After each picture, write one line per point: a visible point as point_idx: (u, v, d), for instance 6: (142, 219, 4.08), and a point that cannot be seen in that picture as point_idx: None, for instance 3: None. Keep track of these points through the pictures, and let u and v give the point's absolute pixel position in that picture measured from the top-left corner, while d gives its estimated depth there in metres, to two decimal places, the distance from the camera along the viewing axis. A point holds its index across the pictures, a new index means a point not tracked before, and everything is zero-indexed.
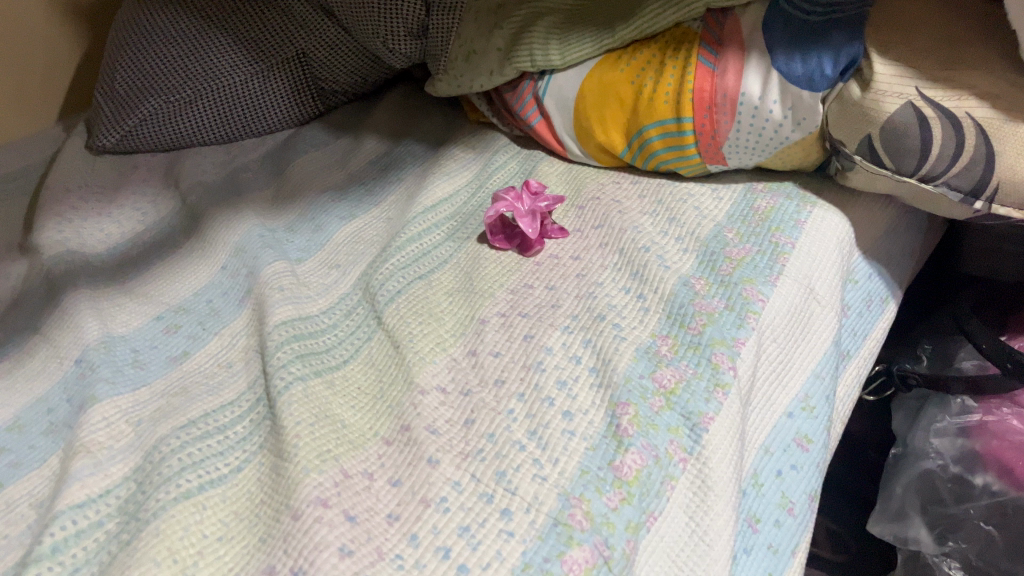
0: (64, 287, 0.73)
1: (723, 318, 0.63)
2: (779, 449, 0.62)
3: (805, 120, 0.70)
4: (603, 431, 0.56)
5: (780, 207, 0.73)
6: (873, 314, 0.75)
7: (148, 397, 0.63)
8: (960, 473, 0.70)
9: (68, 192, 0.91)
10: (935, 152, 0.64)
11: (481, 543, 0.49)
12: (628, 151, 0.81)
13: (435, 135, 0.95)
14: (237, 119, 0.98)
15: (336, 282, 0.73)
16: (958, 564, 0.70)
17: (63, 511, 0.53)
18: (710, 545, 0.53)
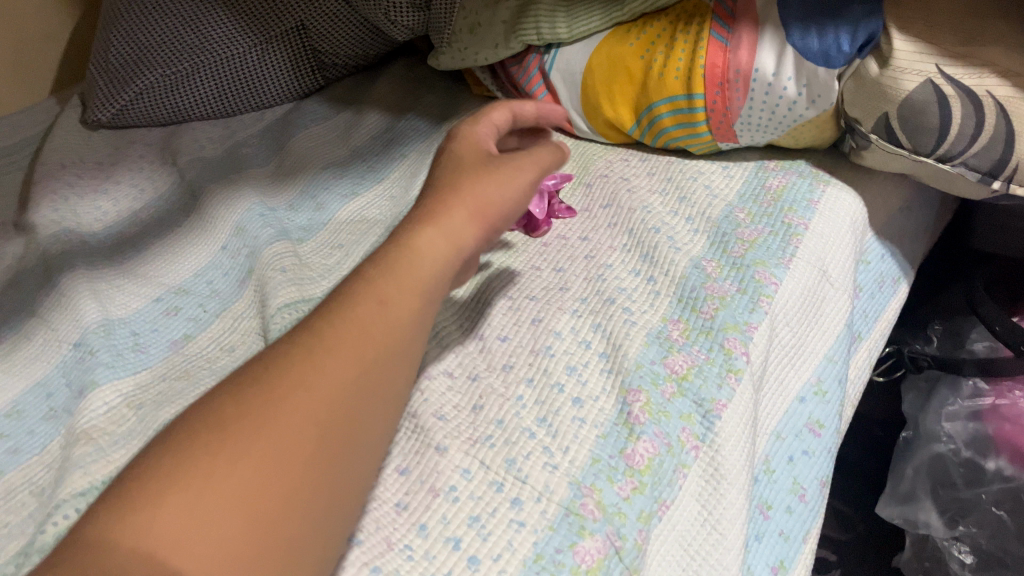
0: (61, 268, 0.72)
1: (735, 302, 0.61)
2: (791, 435, 0.61)
3: (820, 98, 0.68)
4: (613, 418, 0.55)
5: (793, 186, 0.72)
6: (885, 295, 0.73)
7: (150, 380, 0.62)
8: (972, 457, 0.70)
9: (64, 168, 0.89)
10: (954, 132, 0.62)
11: (491, 533, 0.48)
12: (636, 128, 0.79)
13: (438, 109, 0.93)
14: (235, 93, 0.96)
15: (340, 263, 0.71)
16: (967, 548, 0.70)
17: (64, 500, 0.51)
18: (723, 534, 0.52)
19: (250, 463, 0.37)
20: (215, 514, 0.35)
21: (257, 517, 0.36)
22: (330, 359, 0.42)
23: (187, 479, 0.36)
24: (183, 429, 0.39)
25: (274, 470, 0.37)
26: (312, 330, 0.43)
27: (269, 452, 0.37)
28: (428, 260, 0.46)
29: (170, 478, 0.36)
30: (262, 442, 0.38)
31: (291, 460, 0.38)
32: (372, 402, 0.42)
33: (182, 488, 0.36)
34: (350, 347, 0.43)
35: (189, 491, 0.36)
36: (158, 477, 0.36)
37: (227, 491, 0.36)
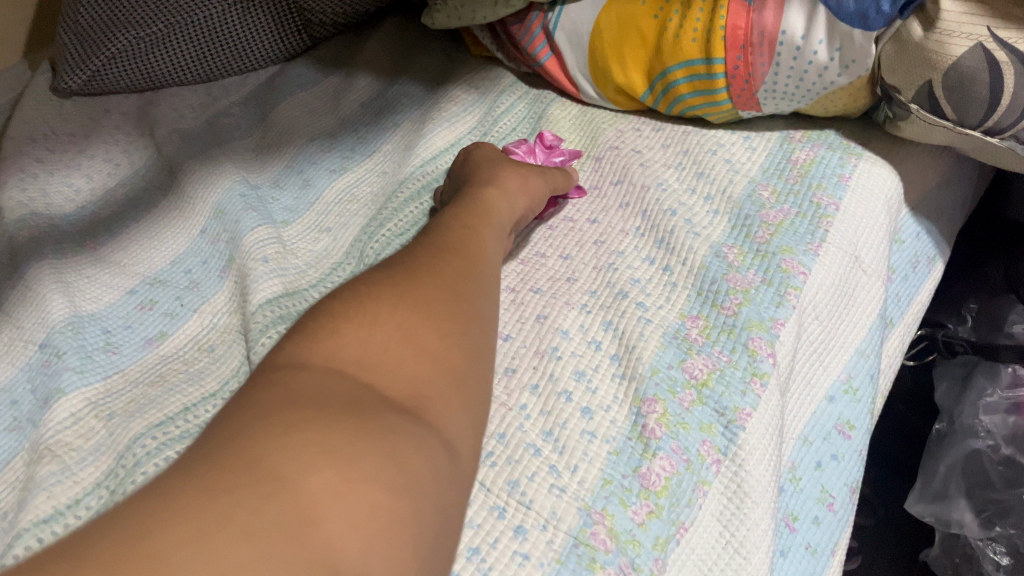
0: (28, 258, 0.67)
1: (760, 295, 0.56)
2: (819, 439, 0.56)
3: (855, 63, 0.61)
4: (626, 432, 0.50)
5: (822, 159, 0.65)
6: (920, 277, 0.67)
7: (121, 386, 0.57)
8: (1013, 454, 0.65)
9: (33, 142, 0.83)
10: (1005, 103, 0.56)
11: (492, 568, 0.44)
12: (649, 95, 0.72)
13: (433, 71, 0.86)
14: (215, 55, 0.89)
15: (328, 249, 0.67)
16: (1004, 550, 0.66)
17: (27, 528, 0.47)
18: (747, 559, 0.47)
19: (395, 337, 0.41)
20: (376, 380, 0.38)
21: (410, 376, 0.39)
22: (444, 271, 0.47)
23: (344, 348, 0.39)
24: (301, 334, 0.41)
25: (419, 346, 0.41)
26: (422, 255, 0.48)
27: (410, 333, 0.41)
28: (489, 247, 0.53)
29: (328, 346, 0.39)
30: (402, 326, 0.41)
31: (427, 331, 0.42)
32: (483, 304, 0.47)
33: (342, 357, 0.39)
34: (456, 270, 0.48)
35: (347, 356, 0.39)
36: (317, 347, 0.39)
37: (381, 362, 0.39)
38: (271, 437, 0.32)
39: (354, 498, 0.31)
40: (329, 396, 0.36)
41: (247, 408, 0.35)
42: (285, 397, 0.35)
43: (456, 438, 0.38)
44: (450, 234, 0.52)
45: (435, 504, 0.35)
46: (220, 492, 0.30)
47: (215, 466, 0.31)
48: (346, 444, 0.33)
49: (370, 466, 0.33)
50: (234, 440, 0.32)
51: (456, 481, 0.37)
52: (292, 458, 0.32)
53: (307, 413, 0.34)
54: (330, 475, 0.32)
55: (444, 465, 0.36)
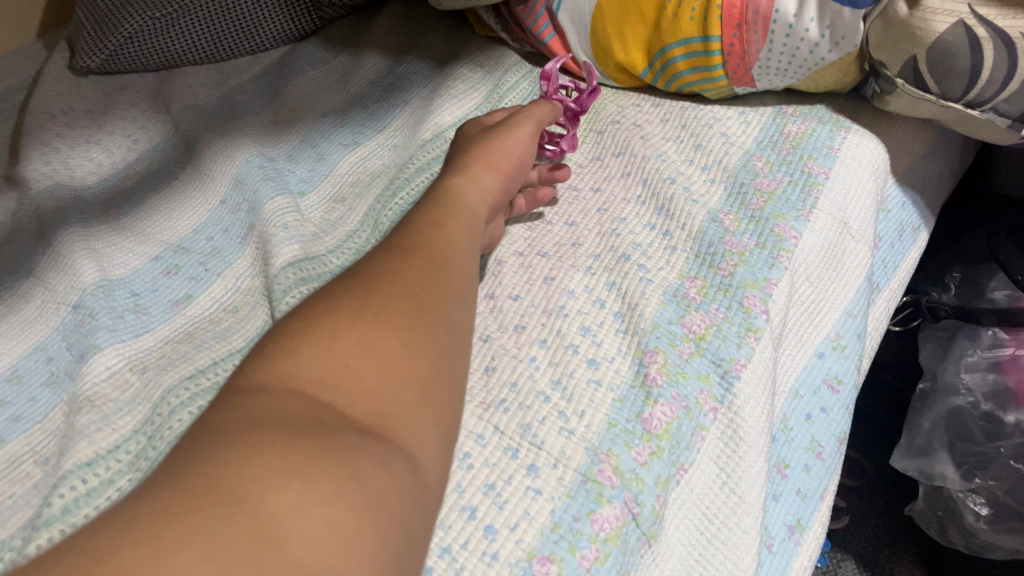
0: (56, 226, 0.70)
1: (754, 257, 0.59)
2: (809, 392, 0.59)
3: (844, 39, 0.64)
4: (630, 380, 0.53)
5: (813, 132, 0.69)
6: (905, 244, 0.71)
7: (152, 344, 0.60)
8: (991, 410, 0.69)
9: (54, 118, 0.86)
10: (985, 76, 0.59)
11: (507, 502, 0.47)
12: (649, 72, 0.76)
13: (439, 50, 0.89)
14: (227, 36, 0.91)
15: (343, 218, 0.70)
16: (983, 500, 0.70)
17: (72, 470, 0.50)
18: (742, 497, 0.51)
19: (358, 352, 0.40)
20: (337, 398, 0.37)
21: (375, 389, 0.38)
22: (410, 271, 0.45)
23: (304, 370, 0.39)
24: (269, 355, 0.40)
25: (382, 357, 0.40)
26: (384, 258, 0.46)
27: (373, 344, 0.40)
28: (454, 238, 0.50)
29: (287, 369, 0.39)
30: (365, 338, 0.40)
31: (390, 341, 0.41)
32: (453, 304, 0.45)
33: (302, 378, 0.38)
34: (420, 267, 0.46)
35: (306, 377, 0.38)
36: (276, 371, 0.39)
37: (343, 378, 0.38)
38: (224, 464, 0.32)
39: (311, 518, 0.30)
40: (285, 420, 0.35)
41: (203, 437, 0.34)
42: (242, 424, 0.34)
43: (422, 452, 0.37)
44: (417, 229, 0.49)
45: (399, 521, 0.33)
46: (174, 518, 0.29)
47: (167, 496, 0.30)
48: (302, 465, 0.32)
49: (329, 486, 0.32)
50: (187, 470, 0.32)
51: (422, 496, 0.36)
52: (247, 484, 0.31)
53: (261, 439, 0.33)
54: (288, 495, 0.31)
55: (409, 481, 0.35)
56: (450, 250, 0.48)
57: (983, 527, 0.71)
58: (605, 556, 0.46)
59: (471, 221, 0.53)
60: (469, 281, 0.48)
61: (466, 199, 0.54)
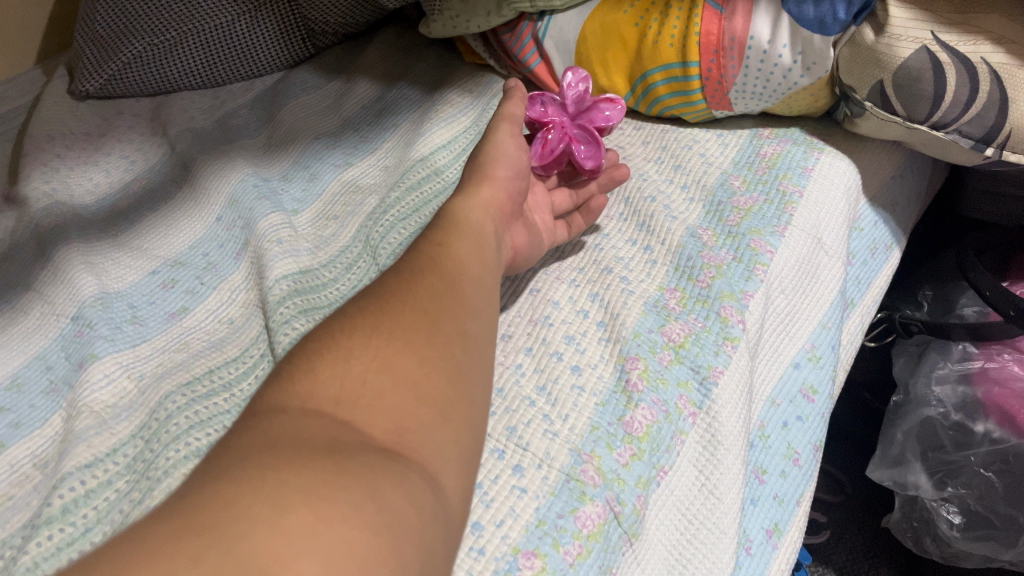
0: (55, 241, 0.72)
1: (731, 270, 0.62)
2: (785, 401, 0.61)
3: (816, 65, 0.68)
4: (612, 386, 0.56)
5: (787, 153, 0.72)
6: (878, 262, 0.73)
7: (149, 353, 0.62)
8: (961, 420, 0.73)
9: (53, 139, 0.89)
10: (948, 99, 0.62)
11: (494, 500, 0.49)
12: (630, 96, 0.79)
13: (430, 76, 0.92)
14: (224, 63, 0.94)
15: (335, 234, 0.72)
16: (955, 509, 0.75)
17: (71, 472, 0.52)
18: (720, 498, 0.53)
19: (375, 369, 0.40)
20: (356, 416, 0.38)
21: (393, 407, 0.39)
22: (422, 288, 0.46)
23: (321, 388, 0.39)
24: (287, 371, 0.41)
25: (399, 375, 0.40)
26: (394, 277, 0.47)
27: (390, 362, 0.41)
28: (463, 257, 0.51)
29: (305, 389, 0.39)
30: (382, 356, 0.41)
31: (407, 359, 0.41)
32: (468, 321, 0.46)
33: (320, 397, 0.39)
34: (433, 284, 0.47)
35: (325, 396, 0.39)
36: (294, 392, 0.39)
37: (361, 396, 0.39)
38: (239, 484, 0.32)
39: (326, 538, 0.30)
40: (304, 441, 0.35)
41: (221, 457, 0.34)
42: (259, 445, 0.35)
43: (442, 471, 0.37)
44: (425, 252, 0.50)
45: (419, 541, 0.33)
46: (186, 539, 0.29)
47: (179, 519, 0.30)
48: (318, 486, 0.32)
49: (346, 507, 0.32)
50: (203, 490, 0.32)
51: (443, 516, 0.36)
52: (262, 504, 0.31)
53: (279, 459, 0.33)
54: (306, 518, 0.31)
55: (429, 501, 0.35)
56: (459, 269, 0.49)
57: (956, 535, 0.75)
58: (587, 552, 0.48)
59: (479, 237, 0.54)
60: (482, 295, 0.49)
61: (469, 217, 0.55)
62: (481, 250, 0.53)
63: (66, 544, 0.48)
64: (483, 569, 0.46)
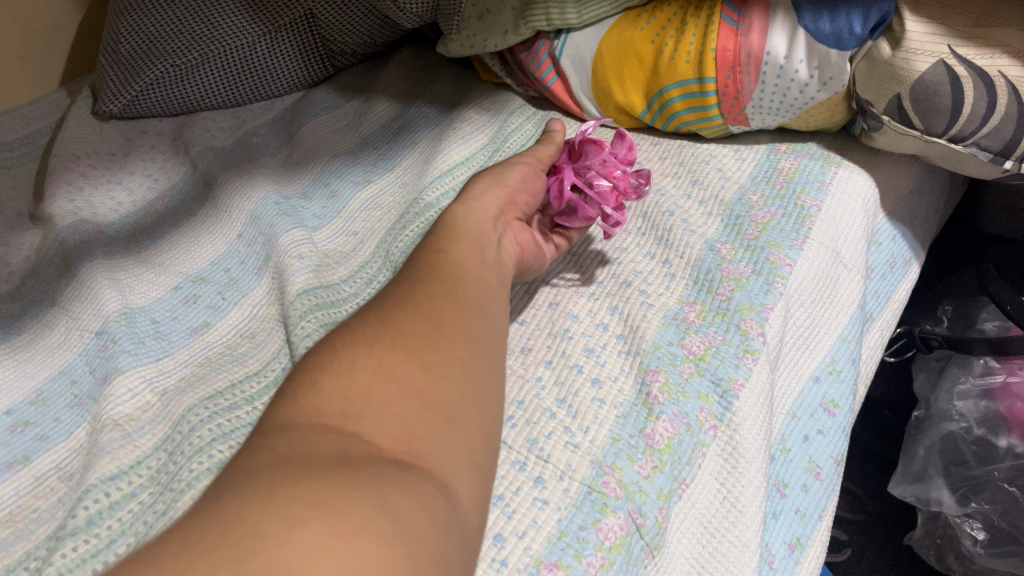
0: (80, 258, 0.73)
1: (751, 283, 0.62)
2: (806, 414, 0.60)
3: (832, 80, 0.68)
4: (633, 399, 0.56)
5: (805, 167, 0.72)
6: (897, 276, 0.73)
7: (172, 366, 0.63)
8: (984, 435, 0.73)
9: (77, 159, 0.90)
10: (965, 113, 0.62)
11: (516, 511, 0.50)
12: (647, 113, 0.80)
13: (447, 95, 0.93)
14: (246, 84, 0.95)
15: (355, 250, 0.73)
16: (979, 525, 0.74)
17: (95, 484, 0.52)
18: (742, 511, 0.53)
19: (380, 379, 0.40)
20: (363, 427, 0.37)
21: (400, 415, 0.38)
22: (422, 297, 0.47)
23: (326, 401, 0.39)
24: (291, 390, 0.41)
25: (405, 383, 0.40)
26: (396, 289, 0.48)
27: (394, 371, 0.41)
28: (464, 261, 0.52)
29: (310, 403, 0.39)
30: (384, 364, 0.41)
31: (411, 367, 0.41)
32: (473, 323, 0.46)
33: (326, 411, 0.38)
34: (431, 293, 0.47)
35: (330, 410, 0.38)
36: (300, 408, 0.39)
37: (367, 406, 0.39)
38: (249, 502, 0.31)
39: (337, 551, 0.29)
40: (311, 457, 0.35)
41: (229, 479, 0.34)
42: (265, 465, 0.34)
43: (455, 479, 0.37)
44: (426, 262, 0.51)
45: (435, 552, 0.32)
46: (195, 561, 0.28)
47: (187, 540, 0.29)
48: (325, 501, 0.31)
49: (358, 519, 0.31)
50: (215, 512, 0.31)
51: (459, 526, 0.35)
52: (272, 521, 0.30)
53: (287, 476, 0.33)
54: (316, 532, 0.30)
55: (443, 509, 0.34)
56: (462, 274, 0.50)
57: (980, 552, 0.74)
58: (610, 563, 0.48)
59: (478, 240, 0.55)
60: (483, 297, 0.49)
61: (472, 223, 0.56)
62: (482, 253, 0.53)
63: (91, 555, 0.49)
64: None
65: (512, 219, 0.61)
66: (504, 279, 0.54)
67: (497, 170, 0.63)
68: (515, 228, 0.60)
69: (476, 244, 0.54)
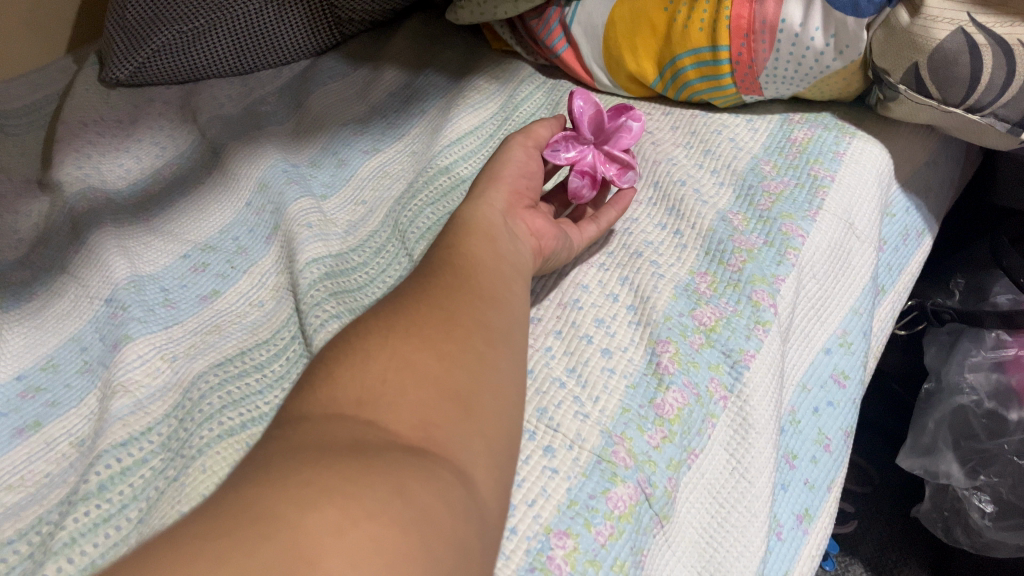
0: (88, 225, 0.72)
1: (762, 254, 0.61)
2: (816, 386, 0.60)
3: (848, 48, 0.67)
4: (643, 369, 0.56)
5: (818, 138, 0.71)
6: (910, 248, 0.72)
7: (182, 334, 0.63)
8: (994, 408, 0.73)
9: (85, 126, 0.90)
10: (984, 83, 0.62)
11: (526, 480, 0.50)
12: (659, 82, 0.78)
13: (457, 63, 0.92)
14: (253, 51, 0.95)
15: (364, 220, 0.72)
16: (988, 498, 0.75)
17: (107, 450, 0.53)
18: (752, 482, 0.53)
19: (395, 367, 0.39)
20: (379, 415, 0.37)
21: (416, 404, 0.38)
22: (436, 288, 0.46)
23: (341, 390, 0.38)
24: (306, 381, 0.40)
25: (419, 370, 0.39)
26: (410, 283, 0.48)
27: (409, 360, 0.40)
28: (477, 254, 0.51)
29: (325, 395, 0.38)
30: (400, 354, 0.40)
31: (426, 356, 0.40)
32: (487, 312, 0.46)
33: (340, 400, 0.38)
34: (447, 284, 0.47)
35: (345, 398, 0.38)
36: (316, 398, 0.38)
37: (382, 394, 0.38)
38: (262, 487, 0.31)
39: (354, 537, 0.29)
40: (327, 442, 0.34)
41: (246, 466, 0.33)
42: (284, 451, 0.33)
43: (471, 466, 0.36)
44: (439, 256, 0.50)
45: (452, 539, 0.32)
46: (210, 542, 0.28)
47: (203, 524, 0.29)
48: (342, 485, 0.31)
49: (372, 503, 0.30)
50: (232, 495, 0.30)
51: (477, 514, 0.34)
52: (285, 504, 0.29)
53: (301, 462, 0.32)
54: (330, 517, 0.29)
55: (459, 496, 0.34)
56: (475, 266, 0.49)
57: (988, 525, 0.75)
58: (619, 532, 0.48)
59: (489, 232, 0.53)
60: (500, 286, 0.49)
61: (481, 216, 0.55)
62: (495, 245, 0.53)
63: (103, 520, 0.49)
64: (515, 547, 0.47)
65: (521, 208, 0.59)
66: (521, 269, 0.53)
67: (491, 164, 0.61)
68: (526, 215, 0.59)
69: (488, 235, 0.53)
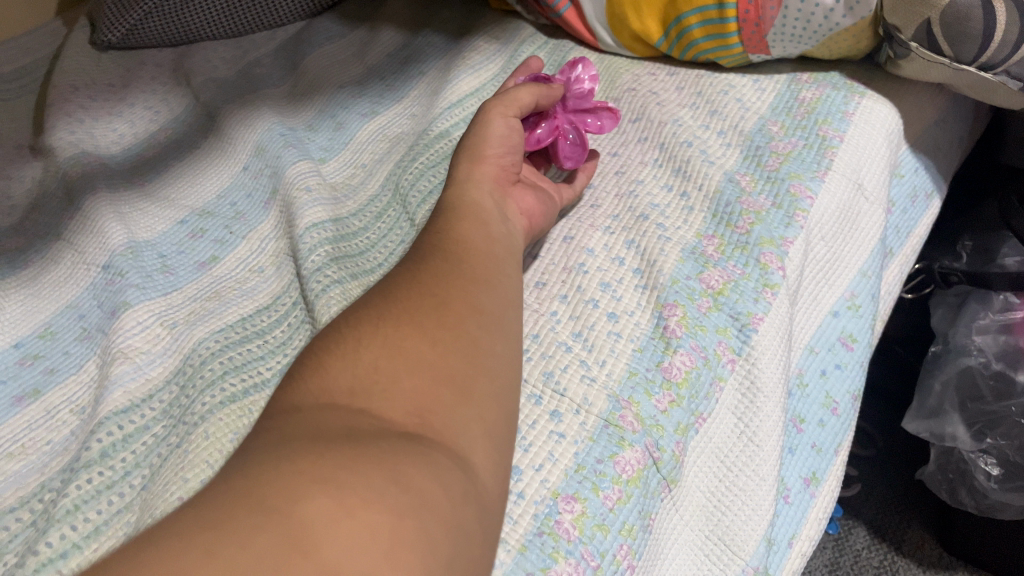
0: (82, 191, 0.71)
1: (771, 216, 0.60)
2: (824, 349, 0.59)
3: (858, 4, 0.65)
4: (649, 332, 0.55)
5: (827, 98, 0.70)
6: (918, 210, 0.71)
7: (181, 301, 0.62)
8: (1002, 369, 0.72)
9: (77, 90, 0.88)
10: (997, 39, 0.61)
11: (532, 445, 0.49)
12: (664, 41, 0.77)
13: (456, 23, 0.90)
14: (247, 13, 0.92)
15: (363, 184, 0.71)
16: (994, 461, 0.74)
17: (108, 417, 0.52)
18: (759, 446, 0.52)
19: (386, 356, 0.38)
20: (372, 404, 0.36)
21: (410, 390, 0.37)
22: (428, 275, 0.45)
23: (333, 381, 0.37)
24: (295, 374, 0.39)
25: (412, 357, 0.38)
26: (401, 271, 0.46)
27: (401, 347, 0.39)
28: (467, 237, 0.49)
29: (317, 385, 0.37)
30: (391, 341, 0.39)
31: (418, 342, 0.39)
32: (482, 295, 0.44)
33: (333, 391, 0.37)
34: (441, 268, 0.46)
35: (337, 389, 0.37)
36: (307, 389, 0.37)
37: (375, 382, 0.37)
38: (256, 477, 0.30)
39: (351, 525, 0.28)
40: (319, 432, 0.33)
41: (238, 459, 0.32)
42: (275, 443, 0.33)
43: (469, 450, 0.36)
44: (434, 241, 0.49)
45: (452, 523, 0.31)
46: (206, 533, 0.27)
47: (199, 517, 0.28)
48: (335, 472, 0.30)
49: (370, 491, 0.30)
50: (227, 486, 0.30)
51: (477, 499, 0.34)
52: (279, 492, 0.29)
53: (294, 451, 0.31)
54: (324, 505, 0.28)
55: (457, 480, 0.33)
56: (471, 251, 0.48)
57: (994, 487, 0.75)
58: (627, 496, 0.47)
59: (479, 216, 0.52)
60: (495, 271, 0.48)
61: (471, 199, 0.54)
62: (487, 228, 0.51)
63: (106, 487, 0.48)
64: (522, 511, 0.46)
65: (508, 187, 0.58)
66: (512, 249, 0.52)
67: (483, 127, 0.60)
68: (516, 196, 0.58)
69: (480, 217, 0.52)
